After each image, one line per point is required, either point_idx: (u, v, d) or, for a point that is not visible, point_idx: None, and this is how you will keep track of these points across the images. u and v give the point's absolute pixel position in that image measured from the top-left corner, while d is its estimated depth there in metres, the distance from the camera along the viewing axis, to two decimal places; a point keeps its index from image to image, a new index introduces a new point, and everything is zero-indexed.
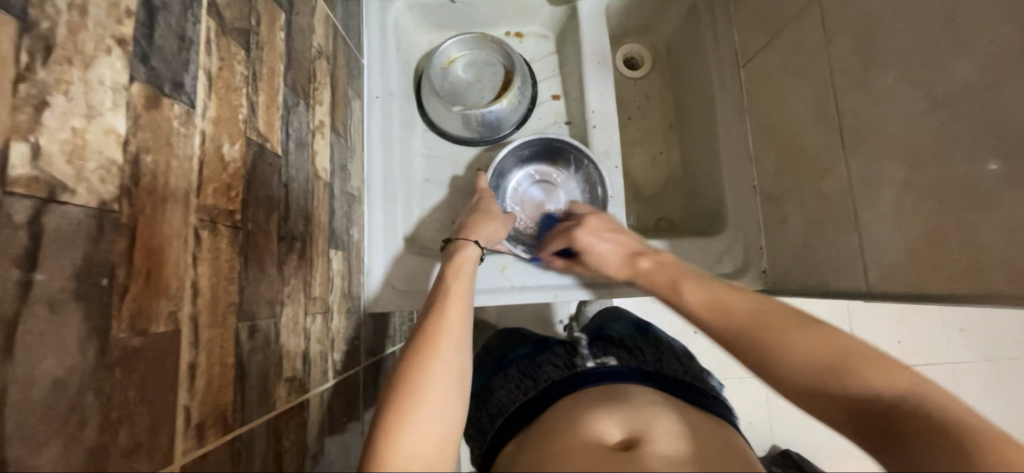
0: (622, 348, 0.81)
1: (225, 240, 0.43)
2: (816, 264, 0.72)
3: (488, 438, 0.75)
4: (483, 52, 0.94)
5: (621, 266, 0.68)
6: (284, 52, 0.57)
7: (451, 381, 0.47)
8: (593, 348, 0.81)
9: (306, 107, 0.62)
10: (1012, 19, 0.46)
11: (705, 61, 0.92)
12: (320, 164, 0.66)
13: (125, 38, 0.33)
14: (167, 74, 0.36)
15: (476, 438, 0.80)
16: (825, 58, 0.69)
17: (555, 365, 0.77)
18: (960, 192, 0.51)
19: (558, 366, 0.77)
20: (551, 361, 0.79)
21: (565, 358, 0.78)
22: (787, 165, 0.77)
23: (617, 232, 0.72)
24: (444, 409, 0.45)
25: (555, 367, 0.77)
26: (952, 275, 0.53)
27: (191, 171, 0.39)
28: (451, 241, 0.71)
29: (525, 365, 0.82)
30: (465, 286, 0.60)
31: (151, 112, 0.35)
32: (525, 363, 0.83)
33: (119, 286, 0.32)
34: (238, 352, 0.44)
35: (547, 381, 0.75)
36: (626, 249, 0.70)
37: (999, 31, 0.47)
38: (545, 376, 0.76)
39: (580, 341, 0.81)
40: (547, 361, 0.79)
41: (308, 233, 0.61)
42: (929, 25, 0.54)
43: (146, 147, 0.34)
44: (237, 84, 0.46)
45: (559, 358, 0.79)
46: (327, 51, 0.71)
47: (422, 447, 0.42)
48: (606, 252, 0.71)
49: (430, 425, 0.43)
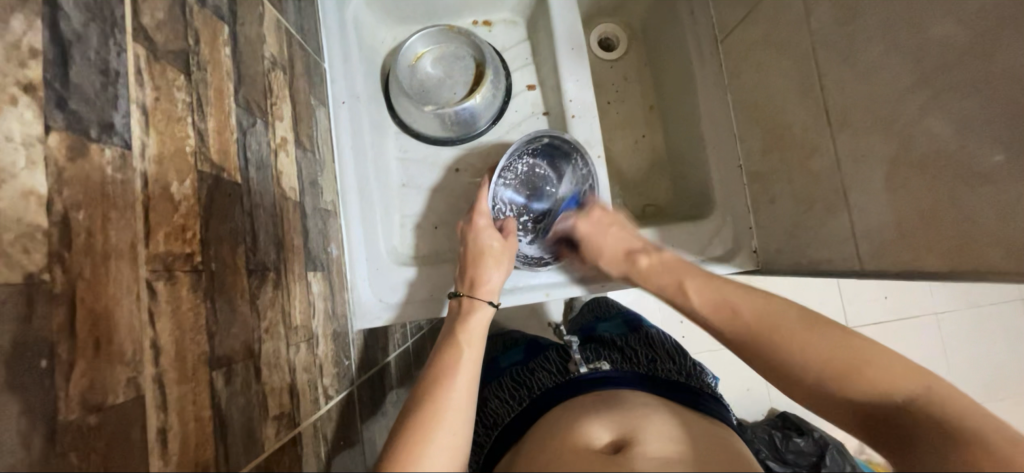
0: (617, 352, 0.81)
1: (185, 288, 0.40)
2: (807, 242, 0.71)
3: (485, 451, 0.74)
4: (452, 45, 0.90)
5: (619, 262, 0.71)
6: (232, 69, 0.52)
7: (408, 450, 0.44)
8: (586, 352, 0.81)
9: (264, 125, 0.58)
10: None
11: (683, 39, 0.89)
12: (287, 184, 0.63)
13: (33, 83, 0.29)
14: (93, 116, 0.32)
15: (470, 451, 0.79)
16: (806, 29, 0.66)
17: (548, 372, 0.78)
18: (950, 165, 0.50)
19: (552, 373, 0.77)
20: (544, 368, 0.80)
21: (559, 364, 0.79)
22: (772, 141, 0.75)
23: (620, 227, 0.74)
24: None
25: (548, 374, 0.77)
26: (946, 249, 0.52)
27: (136, 219, 0.35)
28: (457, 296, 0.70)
29: (518, 373, 0.82)
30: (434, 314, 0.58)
31: (77, 162, 0.31)
32: (520, 371, 0.83)
33: (63, 364, 0.29)
34: (215, 402, 0.42)
35: (540, 388, 0.75)
36: (625, 245, 0.72)
37: None
38: (538, 384, 0.76)
39: (572, 343, 0.81)
40: (540, 368, 0.80)
41: (282, 260, 0.58)
42: None
43: (76, 203, 0.30)
44: (180, 113, 0.42)
45: (552, 364, 0.80)
46: (282, 60, 0.66)
47: None
48: (606, 244, 0.73)
49: None
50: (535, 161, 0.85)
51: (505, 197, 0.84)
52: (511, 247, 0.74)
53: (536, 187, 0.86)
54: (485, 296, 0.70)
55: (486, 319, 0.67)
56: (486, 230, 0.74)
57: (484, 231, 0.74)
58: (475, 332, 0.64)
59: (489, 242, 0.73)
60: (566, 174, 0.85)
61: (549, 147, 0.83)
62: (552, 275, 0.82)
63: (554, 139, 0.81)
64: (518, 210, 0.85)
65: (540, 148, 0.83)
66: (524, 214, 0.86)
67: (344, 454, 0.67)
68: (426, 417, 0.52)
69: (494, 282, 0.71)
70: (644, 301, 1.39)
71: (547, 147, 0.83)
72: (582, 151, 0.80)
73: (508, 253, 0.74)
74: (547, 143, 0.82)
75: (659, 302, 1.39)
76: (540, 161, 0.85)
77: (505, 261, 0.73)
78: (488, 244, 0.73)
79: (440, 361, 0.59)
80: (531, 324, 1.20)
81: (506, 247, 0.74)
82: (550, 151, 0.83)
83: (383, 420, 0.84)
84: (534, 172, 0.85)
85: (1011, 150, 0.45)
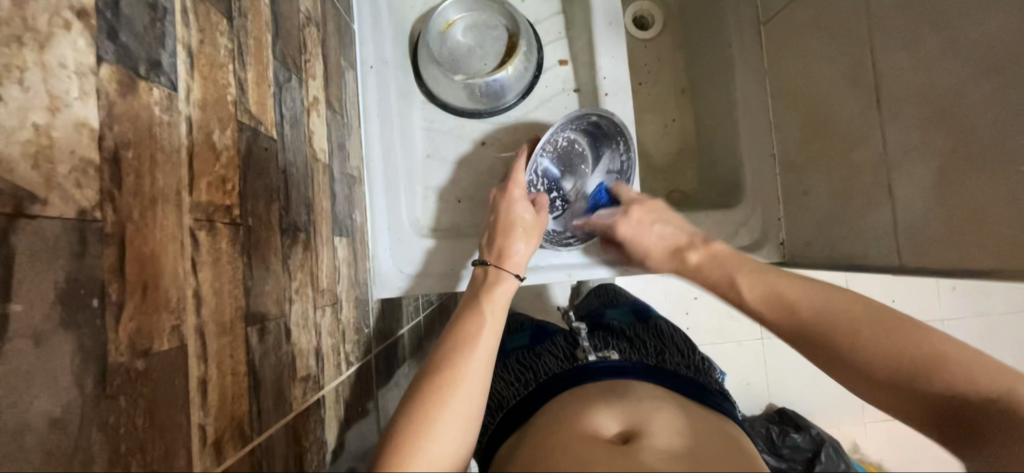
0: (624, 341, 0.81)
1: (225, 240, 0.39)
2: (841, 236, 0.70)
3: (488, 432, 0.74)
4: (484, 14, 0.87)
5: (667, 259, 0.71)
6: (270, 19, 0.50)
7: (463, 426, 0.49)
8: (594, 340, 0.81)
9: (298, 82, 0.56)
10: None
11: (723, 21, 0.86)
12: (318, 145, 0.61)
13: (86, 10, 0.27)
14: (142, 52, 0.31)
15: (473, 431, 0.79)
16: (863, 13, 0.63)
17: (555, 357, 0.78)
18: (1008, 161, 0.48)
19: (558, 359, 0.77)
20: (551, 352, 0.80)
21: (566, 350, 0.79)
22: (814, 131, 0.73)
23: (664, 223, 0.73)
24: (448, 447, 0.47)
25: (555, 360, 0.77)
26: (996, 248, 0.50)
27: (180, 164, 0.34)
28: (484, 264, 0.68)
29: (524, 356, 0.82)
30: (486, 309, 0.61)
31: (127, 99, 0.29)
32: (525, 355, 0.83)
33: (113, 306, 0.28)
34: (250, 358, 0.41)
35: (547, 374, 0.75)
36: (673, 242, 0.71)
37: None
38: (544, 369, 0.76)
39: (579, 331, 0.81)
40: (547, 353, 0.80)
41: (311, 222, 0.57)
42: None
43: (126, 141, 0.29)
44: (222, 59, 0.40)
45: (560, 350, 0.80)
46: (316, 17, 0.64)
47: (438, 449, 0.46)
48: (651, 243, 0.72)
49: (436, 452, 0.46)
50: (578, 140, 0.83)
51: (539, 169, 0.81)
52: (540, 223, 0.73)
53: (571, 167, 0.84)
54: (510, 268, 0.68)
55: (511, 294, 0.65)
56: (519, 202, 0.73)
57: (517, 201, 0.73)
58: (500, 300, 0.63)
59: (522, 214, 0.72)
60: (602, 160, 0.84)
61: (596, 127, 0.81)
62: (574, 258, 0.83)
63: (605, 120, 0.80)
64: (547, 183, 0.82)
65: (586, 127, 0.81)
66: (552, 188, 0.83)
67: (360, 421, 0.68)
68: (445, 378, 0.52)
69: (520, 254, 0.69)
70: (652, 290, 1.39)
71: (595, 127, 0.81)
72: (629, 139, 0.80)
73: (536, 228, 0.72)
74: (595, 124, 0.81)
75: (667, 291, 1.39)
76: (580, 139, 0.83)
77: (535, 235, 0.72)
78: (520, 215, 0.72)
79: (462, 325, 0.59)
80: (540, 306, 1.20)
81: (536, 221, 0.72)
82: (597, 132, 0.82)
83: (396, 390, 0.84)
84: (573, 151, 0.83)
85: None
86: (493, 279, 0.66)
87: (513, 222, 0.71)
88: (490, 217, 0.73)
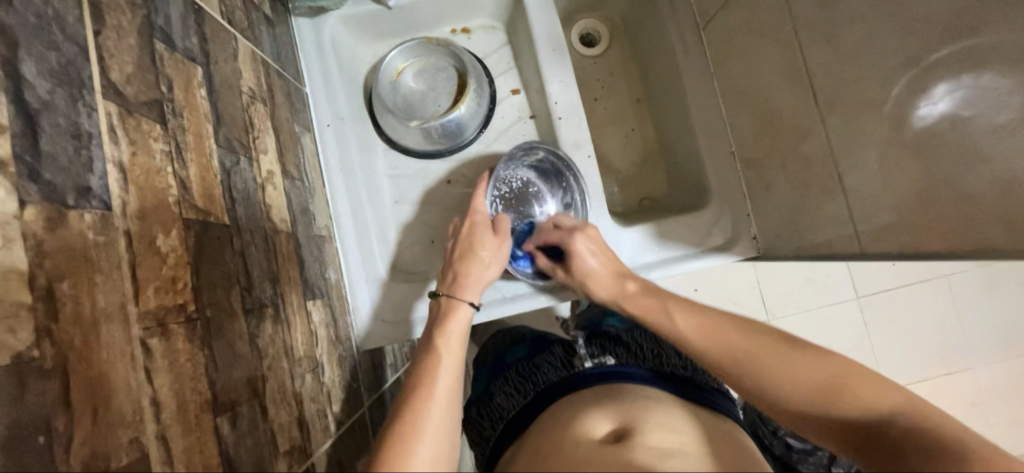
0: (621, 345, 0.79)
1: (181, 339, 0.40)
2: (807, 227, 0.70)
3: (489, 443, 0.75)
4: (432, 57, 0.89)
5: (610, 284, 0.69)
6: (209, 110, 0.52)
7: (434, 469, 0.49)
8: (591, 347, 0.80)
9: (248, 161, 0.58)
10: None
11: (663, 29, 0.88)
12: (278, 217, 0.62)
13: (4, 160, 0.29)
14: (68, 183, 0.32)
15: (477, 444, 0.79)
16: (787, 13, 0.65)
17: (554, 367, 0.77)
18: (942, 142, 0.49)
19: (556, 367, 0.77)
20: (550, 361, 0.79)
21: (564, 359, 0.78)
22: (763, 127, 0.74)
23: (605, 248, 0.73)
24: None
25: (554, 369, 0.76)
26: (945, 229, 0.51)
27: (123, 279, 0.35)
28: (439, 296, 0.69)
29: (524, 367, 0.81)
30: (449, 347, 0.61)
31: (56, 232, 0.31)
32: (524, 366, 0.81)
33: (62, 436, 0.29)
34: (222, 448, 0.42)
35: (546, 384, 0.74)
36: (617, 268, 0.71)
37: None
38: (544, 379, 0.76)
39: (577, 339, 0.80)
40: (546, 363, 0.79)
41: (279, 294, 0.58)
42: None
43: (59, 273, 0.31)
44: (159, 164, 0.42)
45: (558, 358, 0.78)
46: (261, 92, 0.66)
47: None
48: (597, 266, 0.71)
49: None
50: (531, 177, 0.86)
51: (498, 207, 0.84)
52: (498, 246, 0.73)
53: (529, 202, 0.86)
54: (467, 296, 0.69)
55: (467, 324, 0.66)
56: (481, 227, 0.74)
57: (479, 226, 0.74)
58: (457, 332, 0.63)
59: (481, 241, 0.73)
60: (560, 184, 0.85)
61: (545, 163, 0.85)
62: (555, 282, 0.82)
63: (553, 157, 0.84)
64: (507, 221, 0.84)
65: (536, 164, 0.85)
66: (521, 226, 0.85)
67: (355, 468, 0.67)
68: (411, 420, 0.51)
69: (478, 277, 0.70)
70: None
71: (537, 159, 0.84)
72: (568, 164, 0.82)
73: (499, 256, 0.73)
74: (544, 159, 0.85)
75: None
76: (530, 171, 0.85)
77: (495, 262, 0.72)
78: (478, 241, 0.73)
79: (424, 366, 0.58)
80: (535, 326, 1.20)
81: (494, 246, 0.73)
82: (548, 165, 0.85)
83: None
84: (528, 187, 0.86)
85: None
86: (447, 310, 0.67)
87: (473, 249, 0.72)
88: (454, 246, 0.74)
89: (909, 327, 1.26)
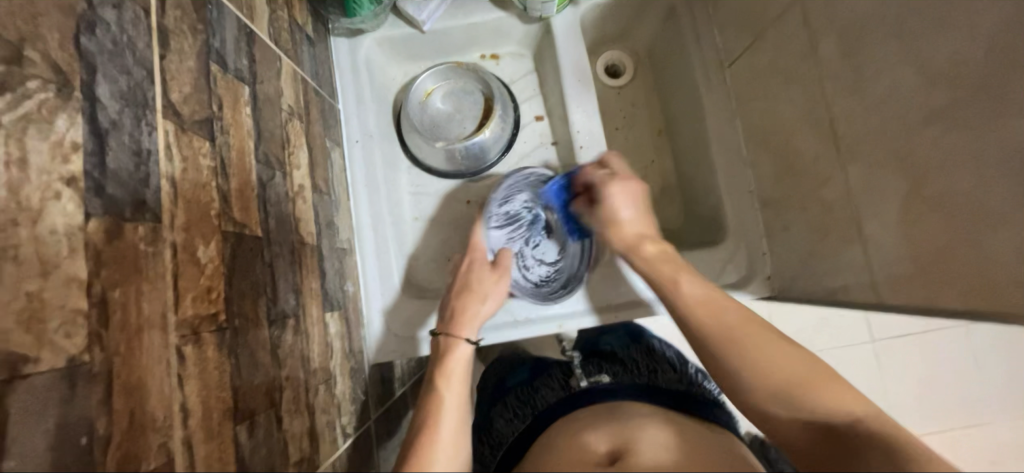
0: (617, 363, 0.80)
1: (211, 348, 0.41)
2: (822, 273, 0.70)
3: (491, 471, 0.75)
4: (460, 81, 0.92)
5: (629, 237, 0.73)
6: (253, 127, 0.55)
7: None
8: (589, 366, 0.80)
9: (282, 176, 0.61)
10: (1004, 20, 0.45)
11: (689, 66, 0.89)
12: (305, 229, 0.65)
13: (75, 175, 0.32)
14: (127, 196, 0.35)
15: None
16: (812, 61, 0.66)
17: (551, 388, 0.78)
18: (963, 202, 0.49)
19: (554, 388, 0.77)
20: (546, 383, 0.80)
21: (560, 379, 0.78)
22: (782, 170, 0.75)
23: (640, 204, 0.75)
24: None
25: (551, 390, 0.77)
26: (964, 289, 0.51)
27: (166, 288, 0.37)
28: (437, 335, 0.69)
29: (522, 391, 0.82)
30: (451, 393, 0.60)
31: (113, 243, 0.33)
32: (523, 388, 0.83)
33: (101, 439, 0.31)
34: (238, 455, 0.43)
35: (543, 405, 0.75)
36: (639, 228, 0.74)
37: (1000, 43, 0.45)
38: (542, 401, 0.76)
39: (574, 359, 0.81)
40: (542, 385, 0.80)
41: (300, 305, 0.60)
42: (905, 33, 0.53)
43: (113, 281, 0.33)
44: (206, 179, 0.44)
45: (555, 380, 0.79)
46: (299, 109, 0.69)
47: None
48: (631, 224, 0.74)
49: None
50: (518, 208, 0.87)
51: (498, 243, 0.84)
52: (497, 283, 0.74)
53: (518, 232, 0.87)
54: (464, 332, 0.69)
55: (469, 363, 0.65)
56: (478, 264, 0.76)
57: (478, 264, 0.76)
58: (457, 376, 0.63)
59: (481, 280, 0.74)
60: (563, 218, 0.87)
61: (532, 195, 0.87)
62: (565, 308, 0.83)
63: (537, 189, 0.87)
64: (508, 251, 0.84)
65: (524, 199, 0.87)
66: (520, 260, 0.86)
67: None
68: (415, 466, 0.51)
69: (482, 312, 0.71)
70: None
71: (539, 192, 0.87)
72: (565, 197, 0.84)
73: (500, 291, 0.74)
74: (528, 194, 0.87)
75: None
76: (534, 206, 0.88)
77: (495, 295, 0.74)
78: (478, 277, 0.74)
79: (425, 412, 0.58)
80: None
81: (494, 284, 0.74)
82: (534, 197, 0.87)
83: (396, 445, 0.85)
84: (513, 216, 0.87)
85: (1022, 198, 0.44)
86: (445, 352, 0.66)
87: (470, 286, 0.73)
88: (455, 285, 0.75)
89: (925, 376, 1.23)
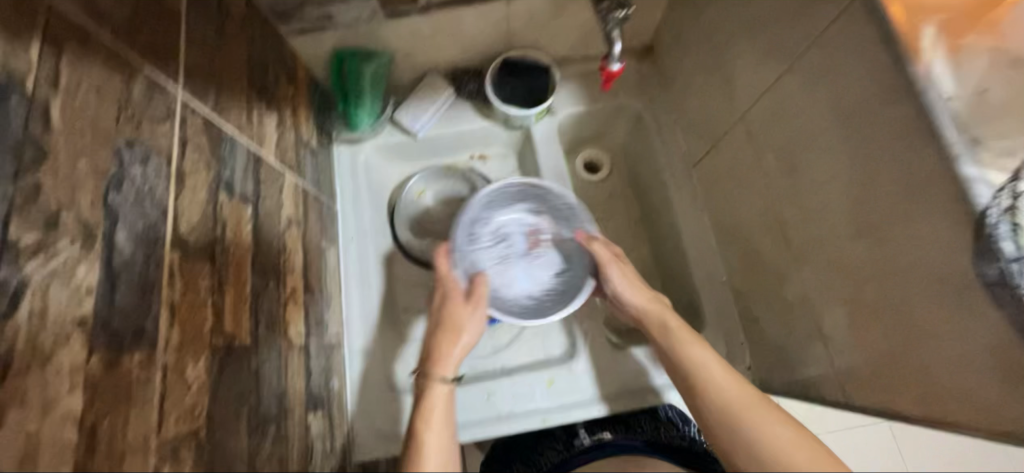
0: (619, 426, 0.84)
1: (188, 466, 0.43)
2: (796, 368, 0.72)
3: None
4: (449, 182, 1.01)
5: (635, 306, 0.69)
6: (251, 242, 0.61)
7: None
8: (592, 430, 0.84)
9: (276, 283, 0.65)
10: (909, 145, 0.45)
11: (658, 166, 0.97)
12: (294, 331, 0.68)
13: (85, 318, 0.37)
14: (128, 328, 0.40)
15: None
16: (760, 169, 0.70)
17: (555, 449, 0.83)
18: (901, 317, 0.50)
19: (557, 449, 0.83)
20: (551, 445, 0.84)
21: (564, 440, 0.84)
22: (747, 264, 0.79)
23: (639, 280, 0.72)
24: None
25: (554, 451, 0.83)
26: (913, 397, 0.52)
27: (152, 411, 0.40)
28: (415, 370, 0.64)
29: (528, 456, 0.85)
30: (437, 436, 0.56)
31: (111, 375, 0.38)
32: (531, 453, 0.85)
33: None
34: None
35: (547, 464, 0.82)
36: (644, 296, 0.69)
37: (894, 174, 0.47)
38: (546, 460, 0.83)
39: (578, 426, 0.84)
40: (547, 447, 0.84)
41: (283, 409, 0.62)
42: (822, 146, 0.56)
43: (105, 410, 0.37)
44: (202, 299, 0.49)
45: (559, 441, 0.84)
46: (297, 217, 0.75)
47: None
48: (630, 297, 0.70)
49: None
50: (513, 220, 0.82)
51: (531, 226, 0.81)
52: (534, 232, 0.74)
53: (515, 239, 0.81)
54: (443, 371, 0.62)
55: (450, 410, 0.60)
56: (460, 305, 0.67)
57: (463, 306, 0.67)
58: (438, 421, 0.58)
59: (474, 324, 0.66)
60: (560, 229, 0.80)
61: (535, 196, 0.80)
62: (548, 402, 0.83)
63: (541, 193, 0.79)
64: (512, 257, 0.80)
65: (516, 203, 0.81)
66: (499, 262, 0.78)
67: None
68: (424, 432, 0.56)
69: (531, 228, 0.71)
70: None
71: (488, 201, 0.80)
72: (571, 203, 0.77)
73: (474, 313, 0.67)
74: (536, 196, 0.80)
75: None
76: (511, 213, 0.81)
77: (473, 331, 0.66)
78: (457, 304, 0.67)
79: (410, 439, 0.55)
80: None
81: (475, 318, 0.67)
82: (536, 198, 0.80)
83: None
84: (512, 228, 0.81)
85: (953, 316, 0.44)
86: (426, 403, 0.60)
87: (450, 322, 0.66)
88: (428, 319, 0.68)
89: None
